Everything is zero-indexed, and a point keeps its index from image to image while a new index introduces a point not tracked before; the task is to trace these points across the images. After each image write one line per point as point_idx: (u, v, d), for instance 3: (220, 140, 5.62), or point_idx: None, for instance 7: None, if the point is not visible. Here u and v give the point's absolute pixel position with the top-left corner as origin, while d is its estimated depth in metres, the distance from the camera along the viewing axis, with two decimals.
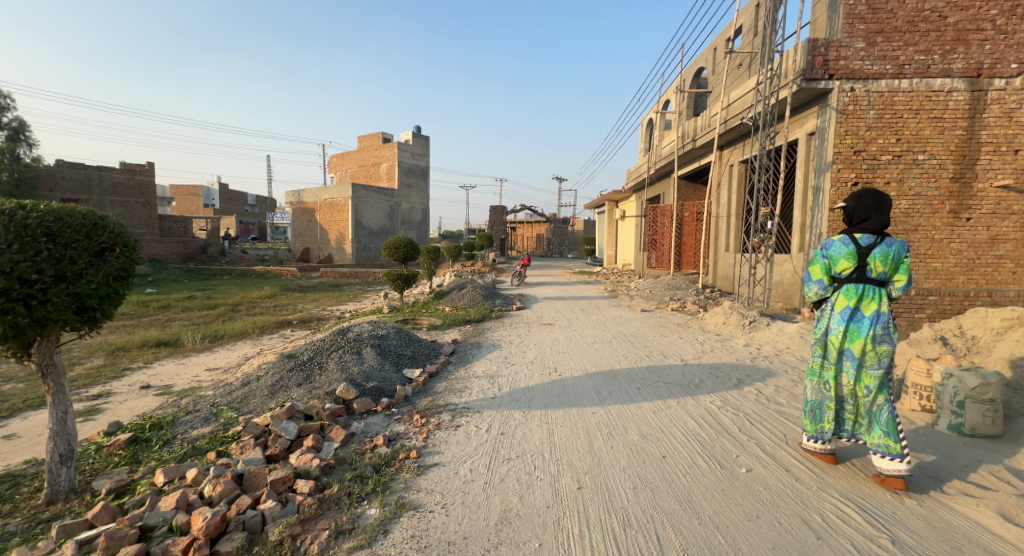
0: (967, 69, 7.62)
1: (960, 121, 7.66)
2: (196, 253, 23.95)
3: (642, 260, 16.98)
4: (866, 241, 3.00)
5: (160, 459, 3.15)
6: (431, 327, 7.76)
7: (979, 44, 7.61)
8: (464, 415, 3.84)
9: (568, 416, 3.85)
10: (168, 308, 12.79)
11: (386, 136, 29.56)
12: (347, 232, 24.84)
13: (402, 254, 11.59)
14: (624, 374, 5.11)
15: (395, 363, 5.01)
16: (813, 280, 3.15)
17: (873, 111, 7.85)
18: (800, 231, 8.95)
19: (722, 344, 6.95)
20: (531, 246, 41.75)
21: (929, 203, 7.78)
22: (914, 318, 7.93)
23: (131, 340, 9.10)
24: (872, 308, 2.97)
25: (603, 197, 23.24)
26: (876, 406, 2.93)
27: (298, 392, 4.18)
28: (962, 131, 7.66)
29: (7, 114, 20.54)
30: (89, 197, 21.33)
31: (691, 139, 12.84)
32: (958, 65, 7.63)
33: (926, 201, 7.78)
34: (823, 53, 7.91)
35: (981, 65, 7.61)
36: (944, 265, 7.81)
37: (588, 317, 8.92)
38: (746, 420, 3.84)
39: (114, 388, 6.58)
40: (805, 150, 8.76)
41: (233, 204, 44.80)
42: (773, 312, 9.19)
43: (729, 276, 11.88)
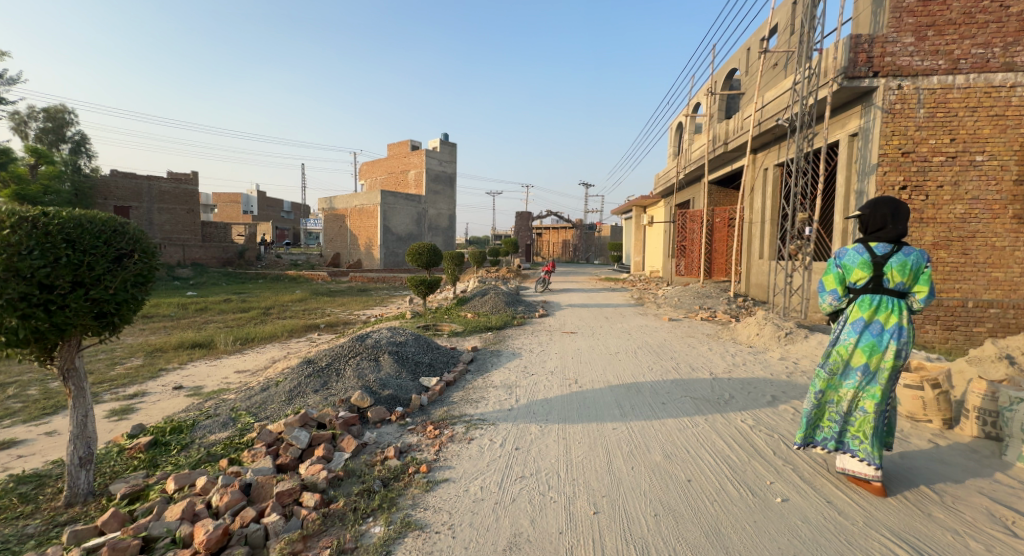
0: None
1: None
2: (235, 257, 24.80)
3: (671, 266, 16.55)
4: (882, 249, 3.18)
5: (177, 464, 3.12)
6: (451, 333, 7.71)
7: None
8: (479, 427, 3.72)
9: (588, 431, 3.68)
10: (204, 311, 13.19)
11: (415, 144, 30.03)
12: (377, 238, 25.26)
13: (425, 259, 11.60)
14: (648, 387, 4.90)
15: (412, 371, 4.94)
16: (827, 290, 3.36)
17: (923, 109, 7.36)
18: (841, 237, 8.50)
19: (755, 356, 6.63)
20: (558, 252, 41.54)
21: (989, 208, 7.23)
22: (972, 332, 7.38)
23: (169, 341, 9.40)
24: (892, 321, 3.11)
25: (630, 203, 22.87)
26: (879, 419, 3.05)
27: (315, 399, 4.16)
28: None
29: (69, 128, 21.95)
30: (139, 204, 22.42)
31: (723, 142, 12.46)
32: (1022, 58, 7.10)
33: (985, 206, 7.24)
34: (867, 50, 7.49)
35: None
36: (1006, 274, 7.23)
37: (613, 326, 8.70)
38: (781, 443, 3.57)
39: (149, 388, 6.77)
40: (847, 152, 8.31)
41: (270, 210, 46.39)
42: (813, 322, 8.72)
43: (764, 284, 11.40)
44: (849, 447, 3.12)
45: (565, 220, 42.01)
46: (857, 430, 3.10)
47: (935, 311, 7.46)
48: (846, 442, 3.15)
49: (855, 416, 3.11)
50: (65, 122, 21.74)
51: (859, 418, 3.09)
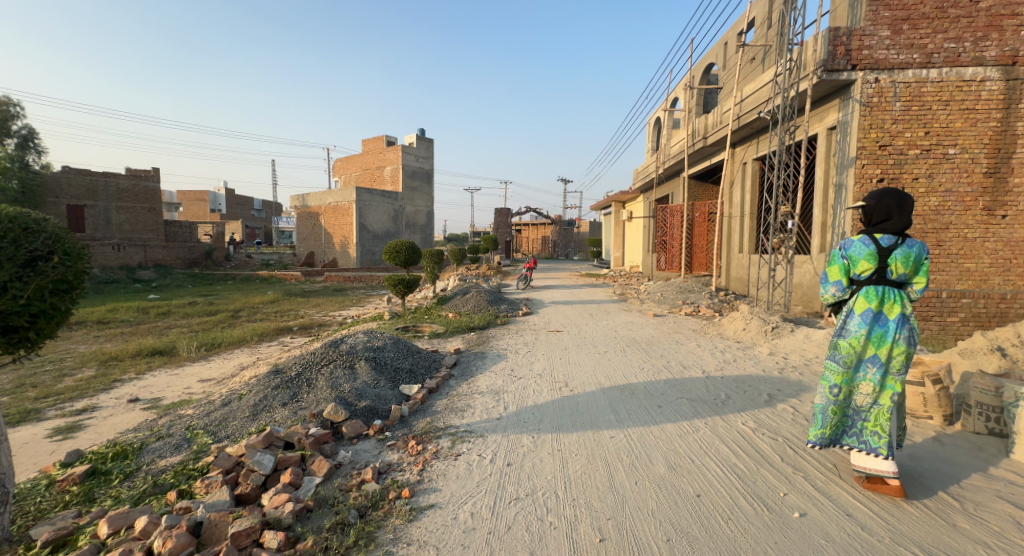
0: (1001, 56, 7.12)
1: (994, 112, 7.14)
2: (201, 257, 23.74)
3: (651, 261, 16.48)
4: (887, 241, 3.01)
5: (116, 499, 2.74)
6: (432, 334, 7.36)
7: (1014, 29, 7.10)
8: (465, 440, 3.40)
9: (583, 441, 3.41)
10: (167, 315, 12.47)
11: (391, 139, 29.33)
12: (351, 236, 24.55)
13: (403, 258, 11.16)
14: (641, 389, 4.65)
15: (391, 379, 4.58)
16: (830, 282, 3.14)
17: (900, 103, 7.35)
18: (821, 230, 8.47)
19: (743, 352, 6.48)
20: (537, 248, 41.35)
21: (961, 200, 7.26)
22: (946, 322, 7.40)
23: (126, 348, 8.75)
24: (896, 311, 2.95)
25: (609, 198, 22.77)
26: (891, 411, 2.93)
27: (282, 414, 3.77)
28: (996, 123, 7.14)
29: (17, 122, 20.51)
30: (95, 203, 21.25)
31: (702, 137, 12.39)
32: (992, 52, 7.13)
33: (958, 198, 7.27)
34: (845, 43, 7.42)
35: (1016, 52, 7.10)
36: (978, 265, 7.27)
37: (598, 323, 8.48)
38: (786, 447, 3.37)
39: (101, 401, 6.22)
40: (826, 145, 8.27)
41: (240, 208, 44.86)
42: (795, 316, 8.68)
43: (744, 278, 11.38)
44: (864, 444, 2.95)
45: (543, 216, 41.89)
46: (873, 426, 2.92)
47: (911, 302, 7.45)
48: (862, 440, 2.97)
49: (870, 410, 2.94)
50: (12, 115, 20.31)
51: (875, 413, 2.93)
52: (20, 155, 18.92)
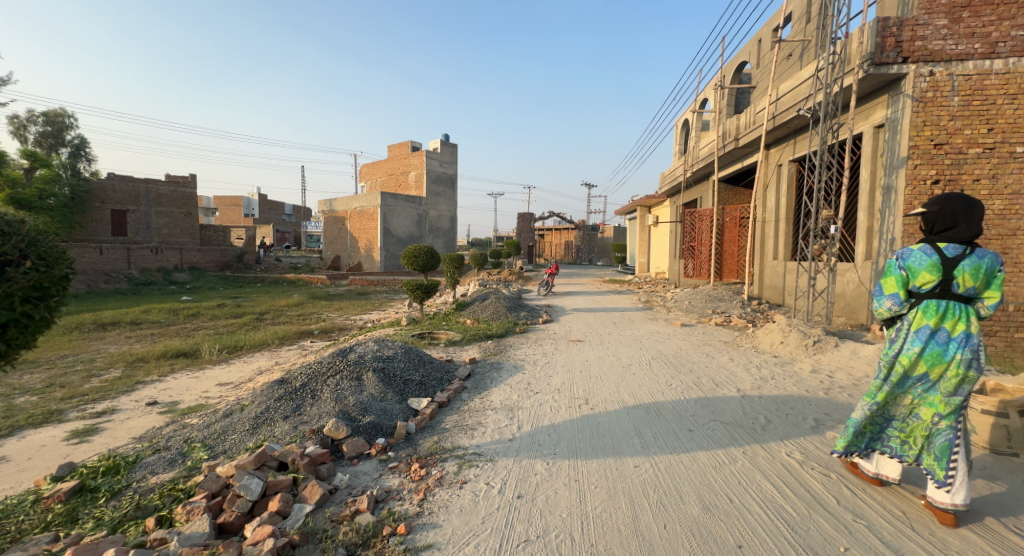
0: None
1: None
2: (233, 261, 24.19)
3: (680, 268, 15.88)
4: (953, 251, 2.72)
5: (97, 520, 2.53)
6: (448, 342, 7.09)
7: None
8: (473, 465, 3.11)
9: (604, 470, 3.06)
10: (195, 317, 12.61)
11: (416, 145, 29.49)
12: (376, 240, 24.71)
13: (422, 262, 10.98)
14: (670, 409, 4.26)
15: (399, 391, 4.33)
16: (886, 294, 2.90)
17: (958, 97, 6.72)
18: (866, 236, 7.85)
19: (782, 368, 5.97)
20: (561, 254, 40.85)
21: None
22: (1013, 338, 6.68)
23: (152, 350, 8.77)
24: (959, 328, 2.71)
25: (634, 203, 22.20)
26: (934, 431, 2.76)
27: (282, 428, 3.55)
28: None
29: (69, 132, 21.37)
30: (136, 208, 21.98)
31: (734, 138, 11.82)
32: None
33: None
34: (896, 34, 6.84)
35: None
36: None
37: (623, 333, 8.06)
38: (844, 488, 3.00)
39: (119, 403, 6.17)
40: (872, 145, 7.67)
41: (272, 212, 46.04)
42: (838, 328, 8.06)
43: (779, 286, 10.75)
44: (890, 451, 2.93)
45: (567, 221, 41.50)
46: (904, 436, 2.87)
47: None
48: (889, 446, 2.93)
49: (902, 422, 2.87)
50: (64, 126, 21.27)
51: (913, 426, 2.83)
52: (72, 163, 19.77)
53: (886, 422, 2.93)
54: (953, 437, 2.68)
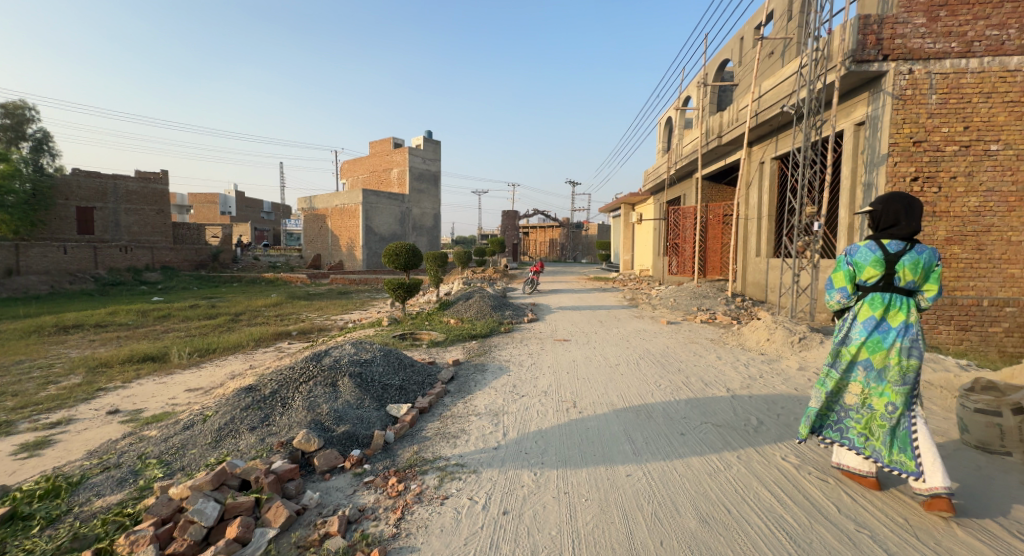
0: None
1: None
2: (208, 259, 23.43)
3: (664, 265, 15.88)
4: (895, 247, 2.93)
5: (25, 554, 2.25)
6: (431, 343, 6.86)
7: None
8: (455, 477, 2.90)
9: (595, 481, 2.88)
10: (166, 319, 12.08)
11: (398, 141, 29.01)
12: (358, 238, 24.23)
13: (404, 261, 10.68)
14: (660, 411, 4.11)
15: (377, 398, 4.08)
16: (836, 288, 3.10)
17: (936, 95, 6.72)
18: (848, 232, 7.85)
19: (770, 366, 5.89)
20: (545, 251, 40.84)
21: (1004, 200, 6.60)
22: (987, 332, 6.74)
23: (116, 354, 8.30)
24: (899, 319, 2.90)
25: (618, 201, 22.18)
26: (888, 420, 2.87)
27: (248, 442, 3.29)
28: None
29: (31, 125, 20.36)
30: (104, 205, 21.15)
31: (717, 135, 11.81)
32: None
33: (1001, 198, 6.61)
34: (877, 31, 6.80)
35: None
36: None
37: (609, 332, 7.92)
38: (843, 494, 2.87)
39: (77, 412, 5.76)
40: (853, 144, 7.66)
41: (249, 210, 44.94)
42: (821, 325, 8.06)
43: (762, 283, 10.76)
44: (849, 441, 3.02)
45: (552, 219, 41.40)
46: (861, 426, 2.97)
47: (949, 311, 6.77)
48: (849, 438, 3.02)
49: (856, 411, 2.98)
50: (25, 118, 20.27)
51: (870, 417, 2.92)
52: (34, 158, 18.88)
53: (844, 414, 3.04)
54: (910, 423, 2.82)
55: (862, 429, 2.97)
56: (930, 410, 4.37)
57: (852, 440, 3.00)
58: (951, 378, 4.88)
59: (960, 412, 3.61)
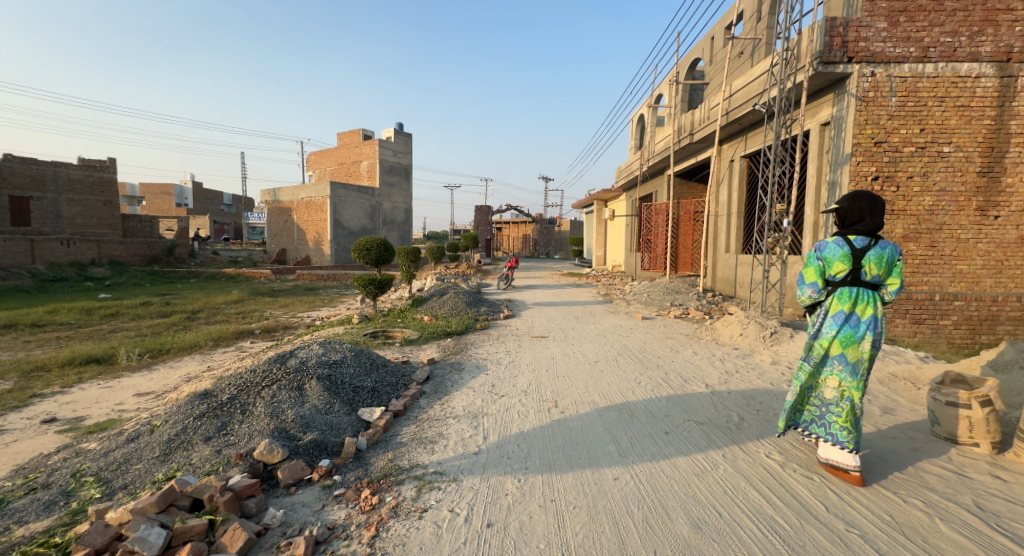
0: (996, 52, 6.66)
1: (988, 110, 6.69)
2: (162, 254, 22.21)
3: (636, 261, 15.99)
4: (861, 242, 3.03)
5: None
6: (404, 342, 6.60)
7: (1009, 25, 6.65)
8: (434, 487, 2.71)
9: (581, 486, 2.74)
10: (114, 318, 11.30)
11: (367, 133, 28.21)
12: (325, 233, 23.48)
13: (374, 256, 10.32)
14: (643, 410, 4.02)
15: (348, 401, 3.83)
16: (807, 283, 3.15)
17: (895, 98, 6.81)
18: (813, 229, 7.97)
19: (744, 361, 5.91)
20: (518, 247, 40.63)
21: (955, 200, 6.81)
22: (939, 325, 6.98)
23: (57, 356, 7.68)
24: (868, 312, 3.01)
25: (591, 196, 22.25)
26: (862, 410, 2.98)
27: (201, 454, 3.03)
28: (990, 121, 6.70)
29: None
30: (43, 195, 19.72)
31: (688, 133, 11.88)
32: (987, 48, 6.66)
33: (952, 198, 6.81)
34: (842, 34, 6.81)
35: (1011, 49, 6.65)
36: (971, 267, 6.86)
37: (585, 328, 7.84)
38: (827, 491, 2.80)
39: (7, 422, 5.23)
40: (819, 143, 7.72)
41: (208, 203, 43.01)
42: (788, 319, 8.21)
43: (730, 278, 10.94)
44: (831, 437, 3.02)
45: (526, 214, 41.28)
46: (843, 420, 2.98)
47: (904, 305, 6.97)
48: (828, 432, 3.04)
49: (837, 405, 3.01)
50: None
51: (849, 409, 2.98)
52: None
53: (823, 408, 3.07)
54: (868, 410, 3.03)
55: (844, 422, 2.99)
56: (897, 402, 4.25)
57: (832, 433, 3.02)
58: (913, 370, 4.84)
59: (930, 405, 3.53)
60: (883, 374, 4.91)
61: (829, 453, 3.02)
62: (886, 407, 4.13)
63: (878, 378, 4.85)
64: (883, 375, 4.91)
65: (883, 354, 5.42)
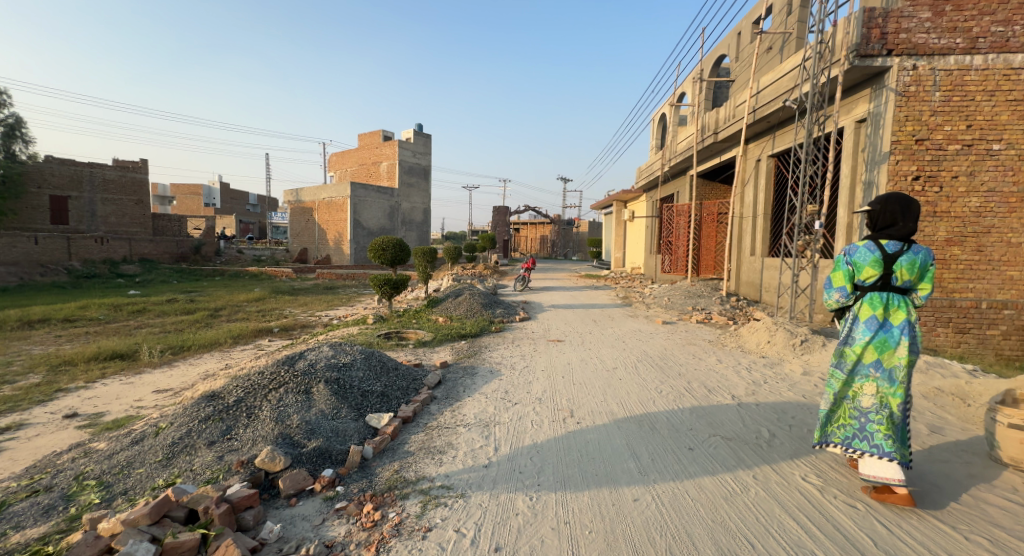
0: None
1: None
2: (190, 252, 22.71)
3: (657, 263, 15.64)
4: (893, 247, 2.78)
5: None
6: (418, 343, 6.48)
7: None
8: (441, 503, 2.54)
9: (599, 508, 2.54)
10: (140, 314, 11.50)
11: (387, 134, 28.39)
12: (345, 232, 23.68)
13: (390, 256, 10.25)
14: (665, 422, 3.79)
15: (355, 406, 3.71)
16: (834, 287, 2.92)
17: (939, 92, 6.40)
18: (847, 232, 7.56)
19: (772, 370, 5.60)
20: (536, 248, 40.47)
21: (1005, 201, 6.36)
22: (985, 335, 6.53)
23: (83, 351, 7.78)
24: (901, 317, 2.76)
25: (611, 197, 21.91)
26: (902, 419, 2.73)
27: (203, 460, 2.93)
28: None
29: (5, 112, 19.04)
30: (79, 194, 20.33)
31: (713, 131, 11.50)
32: None
33: (1002, 199, 6.36)
34: (881, 25, 6.43)
35: None
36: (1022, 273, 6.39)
37: (604, 332, 7.61)
38: (875, 522, 2.52)
39: (30, 416, 5.27)
40: (853, 141, 7.31)
41: (234, 203, 43.96)
42: (819, 326, 7.82)
43: (756, 281, 10.54)
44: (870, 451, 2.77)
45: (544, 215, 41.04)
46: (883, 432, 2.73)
47: (947, 313, 6.55)
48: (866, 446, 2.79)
49: (877, 414, 2.75)
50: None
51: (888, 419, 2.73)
52: (5, 144, 17.98)
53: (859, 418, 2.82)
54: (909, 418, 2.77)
55: (888, 432, 2.71)
56: (946, 420, 3.91)
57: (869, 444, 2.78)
58: (962, 384, 4.48)
59: (988, 425, 3.22)
60: (928, 388, 4.57)
61: (868, 467, 2.76)
62: (934, 426, 3.80)
63: (922, 392, 4.51)
64: (927, 389, 4.57)
65: (928, 366, 5.02)
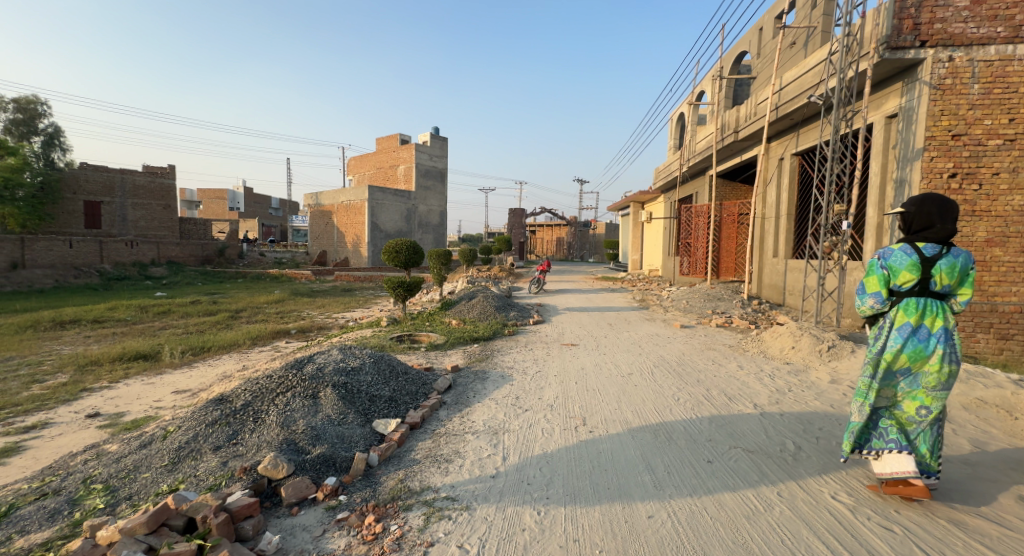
0: None
1: None
2: (214, 255, 23.20)
3: (675, 265, 15.33)
4: (931, 250, 2.59)
5: None
6: (430, 346, 6.42)
7: None
8: (445, 516, 2.44)
9: (610, 525, 2.41)
10: (165, 315, 11.72)
11: (405, 137, 28.60)
12: (363, 235, 23.91)
13: (404, 259, 10.24)
14: (681, 432, 3.62)
15: (362, 412, 3.65)
16: (868, 293, 2.72)
17: (979, 85, 6.07)
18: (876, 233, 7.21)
19: (797, 378, 5.36)
20: (552, 250, 40.32)
21: None
22: None
23: (109, 352, 7.94)
24: (938, 324, 2.58)
25: (627, 199, 21.63)
26: (927, 425, 2.61)
27: (207, 466, 2.89)
28: None
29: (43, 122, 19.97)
30: (111, 200, 20.93)
31: (733, 130, 11.21)
32: None
33: None
34: (914, 15, 6.14)
35: None
36: None
37: (620, 336, 7.43)
38: (914, 547, 2.32)
39: (53, 416, 5.35)
40: (883, 138, 6.99)
41: (257, 207, 44.86)
42: (847, 331, 7.50)
43: (779, 284, 10.21)
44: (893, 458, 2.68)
45: (560, 217, 40.87)
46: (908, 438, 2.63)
47: (988, 318, 6.20)
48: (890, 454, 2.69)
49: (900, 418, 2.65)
50: (37, 113, 19.86)
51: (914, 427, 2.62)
52: (46, 152, 19.63)
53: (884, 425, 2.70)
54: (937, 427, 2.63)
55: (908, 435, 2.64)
56: (990, 434, 3.65)
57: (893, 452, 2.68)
58: (1007, 396, 4.19)
59: None
60: (969, 399, 4.29)
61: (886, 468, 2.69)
62: (978, 440, 3.54)
63: (963, 403, 4.24)
64: (968, 400, 4.29)
65: (968, 375, 4.73)
